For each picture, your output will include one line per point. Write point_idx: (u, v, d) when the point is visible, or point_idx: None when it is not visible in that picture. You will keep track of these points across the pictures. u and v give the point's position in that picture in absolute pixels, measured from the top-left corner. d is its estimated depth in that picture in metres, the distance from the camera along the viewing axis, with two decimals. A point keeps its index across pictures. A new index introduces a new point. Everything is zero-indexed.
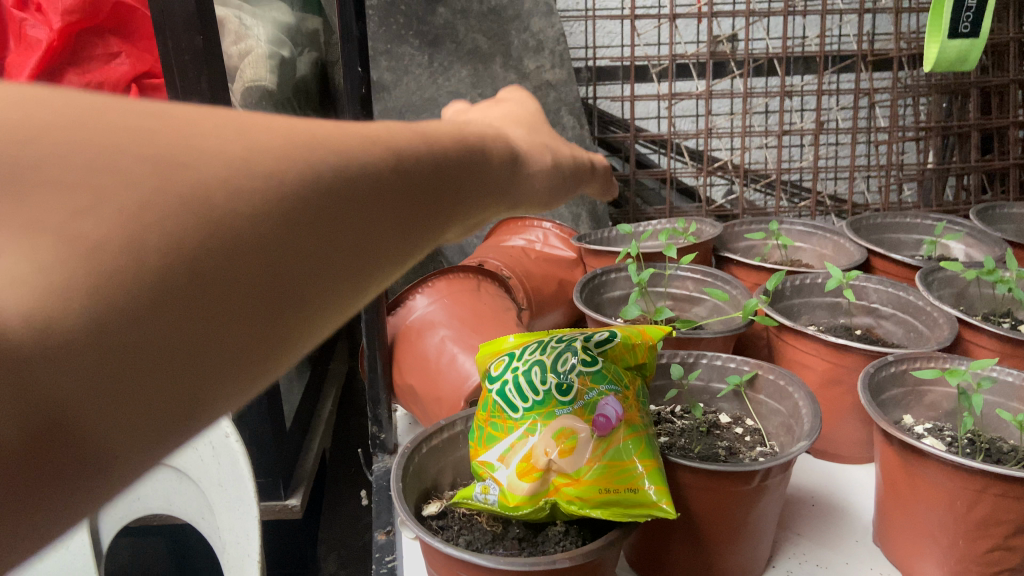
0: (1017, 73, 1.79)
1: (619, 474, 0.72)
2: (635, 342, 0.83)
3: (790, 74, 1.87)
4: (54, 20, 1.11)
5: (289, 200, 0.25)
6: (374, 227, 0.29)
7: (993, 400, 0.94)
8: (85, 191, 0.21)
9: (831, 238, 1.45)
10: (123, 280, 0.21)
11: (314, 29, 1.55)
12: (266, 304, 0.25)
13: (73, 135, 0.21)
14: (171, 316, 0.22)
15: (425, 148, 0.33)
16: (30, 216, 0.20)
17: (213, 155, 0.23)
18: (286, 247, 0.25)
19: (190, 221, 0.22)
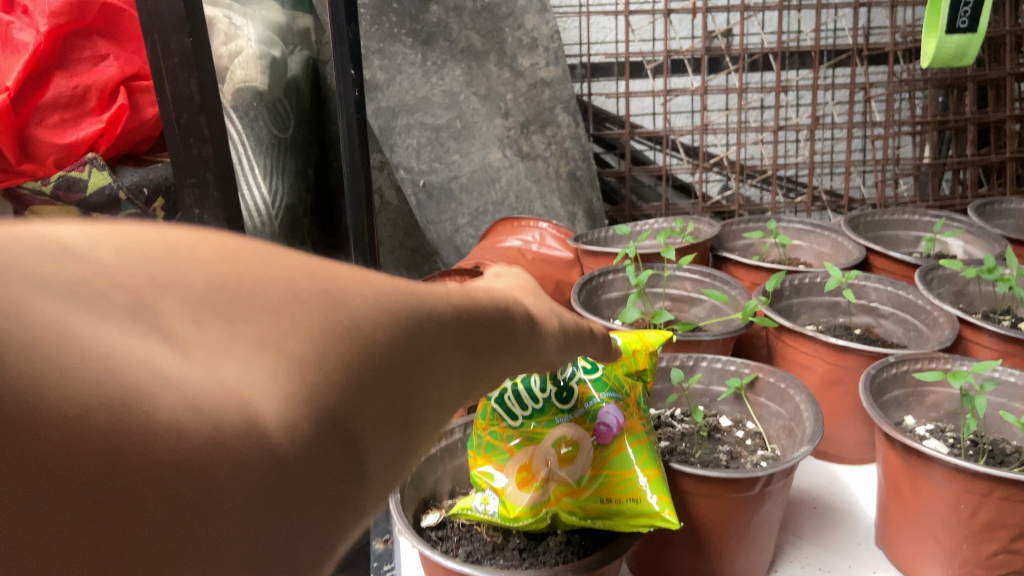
0: (1013, 67, 1.78)
1: (621, 484, 0.73)
2: (636, 347, 0.82)
3: (785, 69, 1.86)
4: (40, 23, 1.07)
5: (395, 325, 0.25)
6: (452, 359, 0.29)
7: (996, 401, 0.93)
8: (289, 313, 0.22)
9: (829, 236, 1.44)
10: (315, 392, 0.21)
11: (306, 28, 1.48)
12: (381, 418, 0.24)
13: (266, 267, 0.22)
14: (351, 412, 0.22)
15: (483, 300, 0.33)
16: (256, 335, 0.21)
17: (363, 286, 0.25)
18: (413, 362, 0.26)
19: (352, 337, 0.23)
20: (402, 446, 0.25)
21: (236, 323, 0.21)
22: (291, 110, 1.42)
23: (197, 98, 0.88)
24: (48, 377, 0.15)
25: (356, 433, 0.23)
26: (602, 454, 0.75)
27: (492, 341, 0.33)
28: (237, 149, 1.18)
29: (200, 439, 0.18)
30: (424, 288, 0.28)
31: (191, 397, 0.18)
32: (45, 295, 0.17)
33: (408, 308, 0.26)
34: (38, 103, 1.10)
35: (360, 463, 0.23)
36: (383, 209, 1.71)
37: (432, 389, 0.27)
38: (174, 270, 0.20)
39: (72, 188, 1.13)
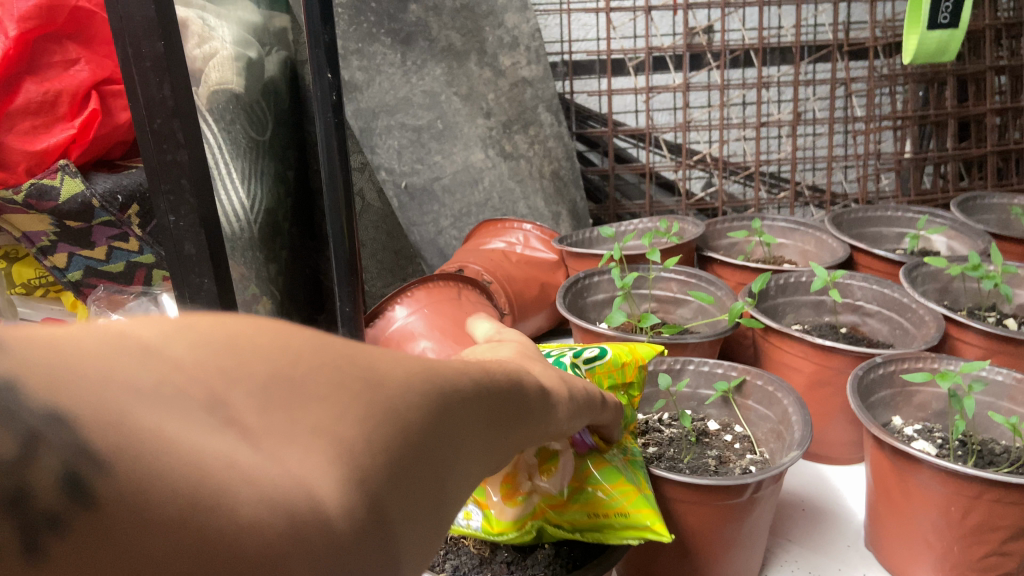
0: (992, 61, 1.79)
1: (604, 499, 0.73)
2: (625, 361, 0.81)
3: (767, 65, 1.83)
4: (9, 27, 1.04)
5: (432, 400, 0.24)
6: (479, 436, 0.28)
7: (984, 400, 0.93)
8: (342, 394, 0.21)
9: (813, 235, 1.44)
10: (366, 475, 0.21)
11: (283, 27, 1.45)
12: (422, 503, 0.23)
13: (313, 352, 0.21)
14: (394, 495, 0.21)
15: (500, 373, 0.33)
16: (314, 424, 0.20)
17: (394, 365, 0.24)
18: (449, 441, 0.25)
19: (391, 417, 0.22)
20: (439, 535, 0.24)
21: (298, 409, 0.20)
22: (268, 112, 1.39)
23: (171, 104, 0.85)
24: (152, 484, 0.16)
25: (401, 524, 0.22)
26: (581, 467, 0.75)
27: (513, 417, 0.32)
28: (213, 154, 1.14)
29: (276, 535, 0.17)
30: (453, 364, 0.28)
31: (270, 491, 0.18)
32: (131, 402, 0.16)
33: (442, 379, 0.25)
34: (9, 109, 1.08)
35: (403, 558, 0.22)
36: (365, 210, 1.70)
37: (461, 470, 0.26)
38: (233, 358, 0.19)
39: (45, 196, 1.09)
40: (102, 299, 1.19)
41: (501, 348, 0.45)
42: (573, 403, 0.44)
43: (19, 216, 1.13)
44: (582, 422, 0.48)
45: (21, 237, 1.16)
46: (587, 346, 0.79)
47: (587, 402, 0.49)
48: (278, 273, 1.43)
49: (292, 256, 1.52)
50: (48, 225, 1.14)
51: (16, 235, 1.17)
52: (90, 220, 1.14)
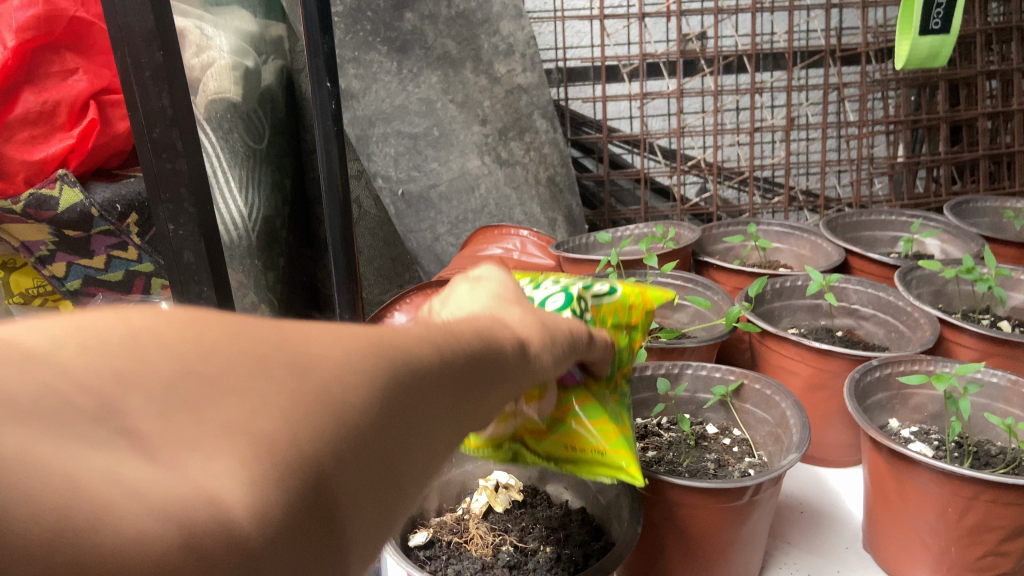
0: (983, 65, 1.80)
1: (581, 437, 0.74)
2: (634, 302, 0.79)
3: (759, 71, 1.87)
4: (6, 38, 1.05)
5: (373, 387, 0.30)
6: (434, 411, 0.33)
7: (980, 402, 0.94)
8: (252, 397, 0.26)
9: (808, 239, 1.45)
10: (301, 463, 0.25)
11: (280, 36, 1.46)
12: (368, 477, 0.28)
13: (220, 359, 0.26)
14: (337, 481, 0.27)
15: (465, 345, 0.38)
16: (221, 424, 0.24)
17: (327, 353, 0.29)
18: (397, 424, 0.30)
19: (328, 414, 0.27)
20: (387, 500, 0.30)
21: (203, 411, 0.24)
22: (265, 120, 1.40)
23: (170, 113, 0.86)
24: (19, 504, 0.19)
25: (344, 496, 0.27)
26: (565, 400, 0.73)
27: (477, 383, 0.37)
28: (212, 163, 1.16)
29: (168, 543, 0.21)
30: (405, 347, 0.33)
31: (158, 502, 0.21)
32: (12, 427, 0.21)
33: (384, 367, 0.31)
34: (8, 119, 1.09)
35: (346, 524, 0.27)
36: (362, 218, 1.70)
37: (416, 441, 0.32)
38: (132, 371, 0.24)
39: (43, 205, 1.10)
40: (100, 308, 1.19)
41: (493, 299, 0.50)
42: (557, 350, 0.49)
43: (18, 226, 1.14)
44: (568, 361, 0.52)
45: (19, 247, 1.17)
46: (598, 282, 0.78)
47: (571, 346, 0.53)
48: (276, 280, 1.44)
49: (290, 264, 1.52)
50: (46, 234, 1.15)
51: (14, 245, 1.17)
52: (88, 230, 1.14)
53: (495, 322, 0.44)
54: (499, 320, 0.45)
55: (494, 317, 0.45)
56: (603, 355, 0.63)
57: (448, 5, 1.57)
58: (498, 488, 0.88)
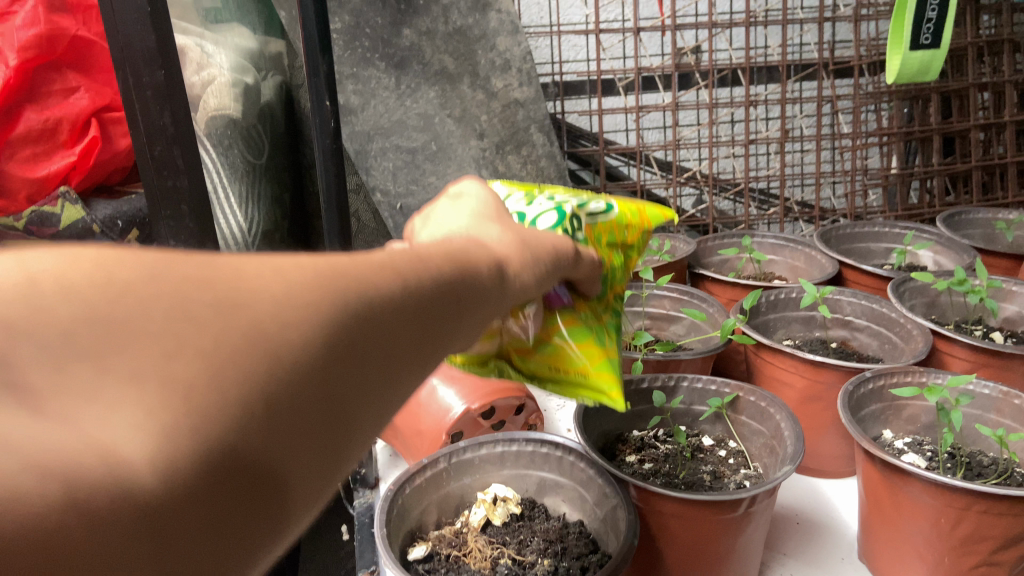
0: (974, 77, 1.82)
1: (565, 360, 0.68)
2: (631, 221, 0.74)
3: (753, 85, 1.85)
4: (9, 57, 1.06)
5: (326, 325, 0.26)
6: (403, 349, 0.30)
7: (972, 413, 0.95)
8: (169, 336, 0.22)
9: (803, 250, 1.46)
10: (224, 419, 0.22)
11: (279, 52, 1.48)
12: (316, 431, 0.26)
13: (139, 287, 0.23)
14: (275, 424, 0.24)
15: (443, 266, 0.35)
16: (129, 369, 0.21)
17: (275, 283, 0.26)
18: (351, 362, 0.27)
19: (261, 360, 0.24)
20: (342, 450, 0.27)
21: (112, 351, 0.21)
22: (265, 135, 1.41)
23: (171, 130, 0.87)
24: None
25: (285, 457, 0.24)
26: (551, 319, 0.67)
27: (455, 318, 0.34)
28: (213, 178, 1.17)
29: (45, 506, 0.19)
30: (368, 272, 0.29)
31: (32, 458, 0.19)
32: None
33: (342, 300, 0.27)
34: (9, 137, 1.09)
35: (287, 485, 0.25)
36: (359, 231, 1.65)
37: (379, 382, 0.29)
38: (30, 310, 0.21)
39: (46, 222, 1.12)
40: None
41: (481, 216, 0.47)
42: (544, 270, 0.47)
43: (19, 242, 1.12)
44: (557, 280, 0.50)
45: None
46: (597, 200, 0.72)
47: (561, 268, 0.50)
48: None
49: None
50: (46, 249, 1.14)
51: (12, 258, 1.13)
52: None
53: (478, 242, 0.41)
54: (484, 239, 0.42)
55: (479, 236, 0.42)
56: (590, 272, 0.61)
57: (445, 21, 1.56)
58: (497, 500, 0.89)
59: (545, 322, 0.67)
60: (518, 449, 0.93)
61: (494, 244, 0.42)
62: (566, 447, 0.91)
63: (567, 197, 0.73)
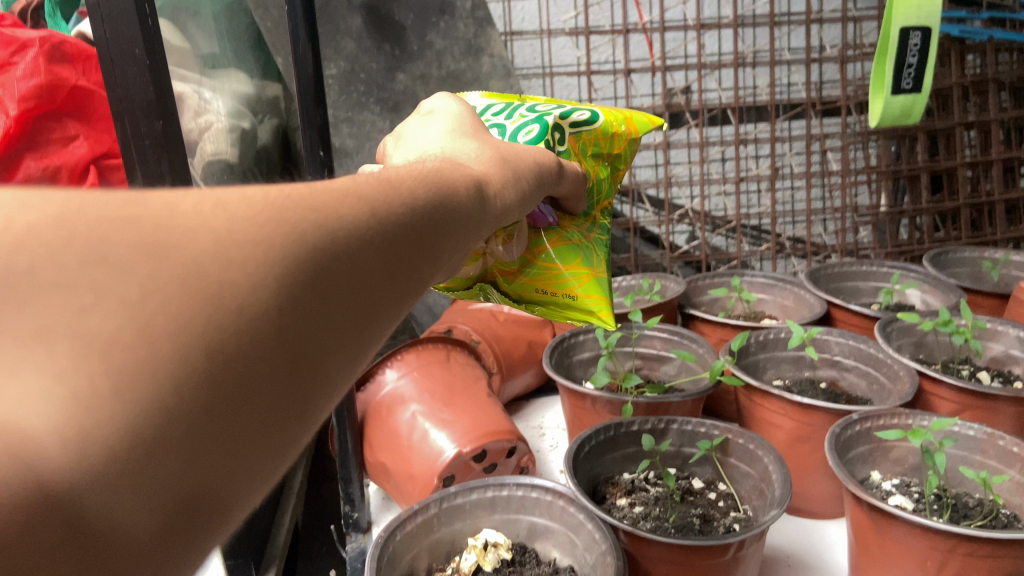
0: (961, 116, 1.84)
1: (553, 281, 0.75)
2: (615, 132, 0.80)
3: (744, 123, 1.87)
4: (9, 107, 1.09)
5: (277, 261, 0.28)
6: (360, 285, 0.32)
7: (958, 454, 0.97)
8: (89, 290, 0.24)
9: (791, 290, 1.49)
10: (161, 371, 0.24)
11: (276, 96, 1.51)
12: (277, 365, 0.27)
13: (46, 244, 0.24)
14: (225, 420, 0.25)
15: (397, 206, 0.36)
16: (35, 324, 0.23)
17: (202, 236, 0.27)
18: (296, 320, 0.28)
19: (207, 299, 0.25)
20: (312, 380, 0.29)
21: (19, 316, 0.23)
22: (262, 178, 1.44)
23: (169, 178, 0.89)
24: None
25: (248, 393, 0.26)
26: (537, 242, 0.75)
27: (404, 256, 0.35)
28: None
29: None
30: (315, 208, 0.31)
31: None
32: None
33: (292, 241, 0.29)
34: (10, 184, 1.11)
35: (258, 419, 0.27)
36: None
37: (341, 316, 0.31)
38: None
39: None
40: None
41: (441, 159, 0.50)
42: (502, 205, 0.51)
43: None
44: (520, 215, 0.56)
45: None
46: (580, 109, 0.77)
47: (524, 204, 0.56)
48: None
49: None
50: None
51: None
52: None
53: (437, 177, 0.44)
54: (441, 173, 0.45)
55: (436, 171, 0.45)
56: (574, 185, 0.71)
57: (439, 66, 1.56)
58: (487, 546, 0.88)
59: (530, 244, 0.75)
60: (509, 493, 0.94)
61: (447, 175, 0.45)
62: (556, 491, 0.93)
63: (549, 107, 0.78)
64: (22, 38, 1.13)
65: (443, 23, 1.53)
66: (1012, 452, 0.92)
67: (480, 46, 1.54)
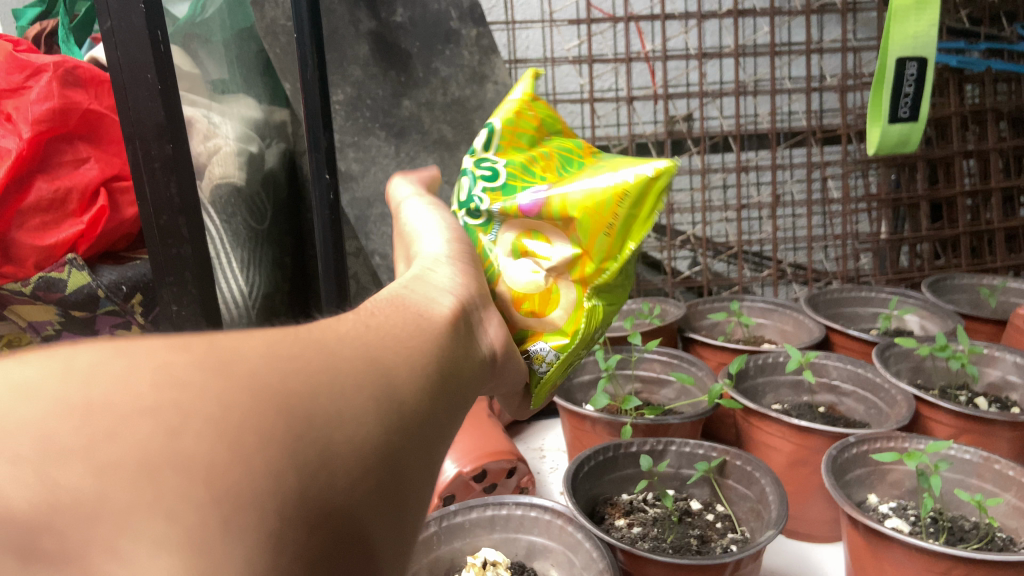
0: (960, 145, 1.85)
1: (600, 204, 0.61)
2: (517, 113, 0.69)
3: (745, 150, 1.88)
4: (23, 130, 1.10)
5: (321, 373, 0.32)
6: (399, 380, 0.36)
7: (953, 477, 0.98)
8: (175, 413, 0.26)
9: (790, 315, 1.50)
10: (261, 476, 0.27)
11: (283, 121, 1.53)
12: (357, 457, 0.31)
13: (121, 368, 0.27)
14: (328, 494, 0.29)
15: (393, 319, 0.41)
16: (128, 435, 0.25)
17: (247, 360, 0.30)
18: (357, 416, 0.32)
19: (278, 411, 0.29)
20: (390, 468, 0.32)
21: (116, 447, 0.25)
22: (268, 201, 1.46)
23: (178, 202, 0.90)
24: None
25: (341, 484, 0.30)
26: (551, 214, 0.62)
27: (419, 352, 0.39)
28: (216, 245, 1.19)
29: None
30: (324, 333, 0.36)
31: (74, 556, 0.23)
32: None
33: (323, 355, 0.33)
34: (20, 207, 1.12)
35: (357, 508, 0.30)
36: (359, 293, 1.70)
37: (395, 406, 0.34)
38: (39, 391, 0.25)
39: (52, 288, 1.14)
40: None
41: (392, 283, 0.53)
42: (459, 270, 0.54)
43: (25, 306, 1.16)
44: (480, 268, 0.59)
45: (26, 326, 1.18)
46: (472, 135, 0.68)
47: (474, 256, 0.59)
48: None
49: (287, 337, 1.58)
50: (52, 314, 1.17)
51: (21, 324, 1.19)
52: (94, 311, 1.17)
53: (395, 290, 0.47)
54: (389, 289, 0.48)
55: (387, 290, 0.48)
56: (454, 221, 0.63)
57: (444, 93, 1.58)
58: (487, 564, 0.89)
59: (556, 227, 0.63)
60: (508, 512, 0.96)
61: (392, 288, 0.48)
62: (554, 510, 0.94)
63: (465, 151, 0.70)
64: (37, 63, 1.16)
65: (448, 51, 1.55)
66: (1008, 476, 0.94)
67: (484, 73, 1.57)
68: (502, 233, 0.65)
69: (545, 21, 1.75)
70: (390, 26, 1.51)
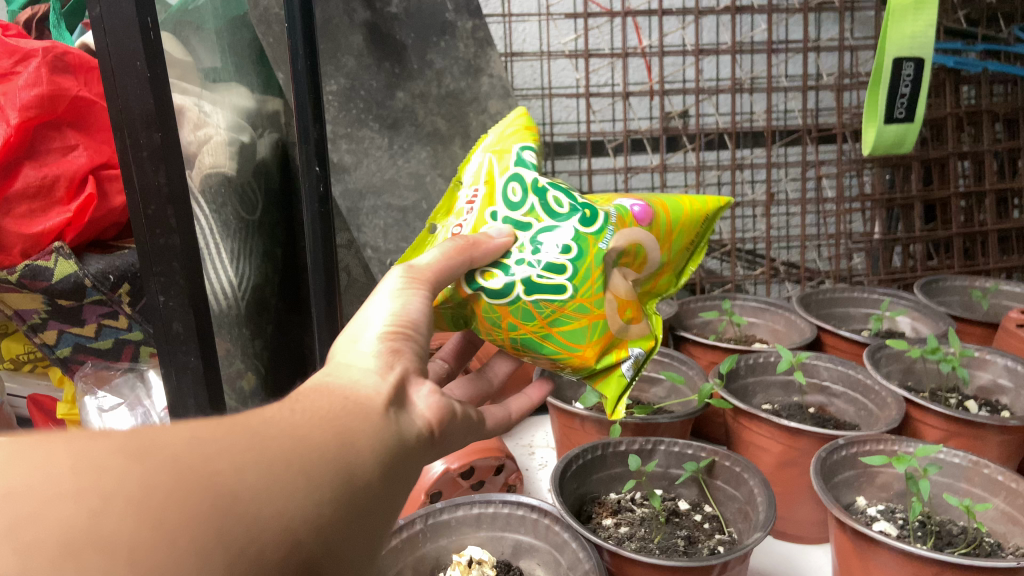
0: (955, 145, 1.84)
1: (688, 226, 0.82)
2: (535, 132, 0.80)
3: (740, 147, 1.87)
4: (11, 116, 1.08)
5: (251, 454, 0.37)
6: (328, 454, 0.41)
7: (943, 481, 0.98)
8: (96, 496, 0.30)
9: (782, 314, 1.50)
10: (187, 549, 0.31)
11: (276, 112, 1.52)
12: (281, 530, 0.36)
13: (43, 458, 0.31)
14: (256, 567, 0.34)
15: (321, 404, 0.44)
16: (50, 519, 0.29)
17: (167, 446, 0.35)
18: (285, 492, 0.37)
19: (208, 491, 0.34)
20: (313, 539, 0.37)
21: (39, 530, 0.28)
22: (258, 194, 1.45)
23: (167, 190, 0.89)
24: None
25: (267, 555, 0.35)
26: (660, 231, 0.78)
27: (346, 432, 0.43)
28: (205, 235, 1.17)
29: None
30: (256, 418, 0.40)
31: None
32: None
33: (251, 437, 0.38)
34: (6, 194, 1.11)
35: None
36: (351, 285, 1.67)
37: (321, 482, 0.39)
38: None
39: (37, 276, 1.12)
40: (88, 376, 1.26)
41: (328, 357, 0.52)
42: (395, 352, 0.53)
43: (11, 295, 1.16)
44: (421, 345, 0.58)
45: (13, 314, 1.18)
46: (523, 152, 0.75)
47: (416, 335, 0.57)
48: (263, 347, 1.49)
49: (277, 329, 1.57)
50: (39, 303, 1.16)
51: (8, 311, 1.19)
52: (81, 299, 1.16)
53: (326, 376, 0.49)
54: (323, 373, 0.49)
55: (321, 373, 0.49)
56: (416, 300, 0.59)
57: (438, 85, 1.56)
58: (472, 563, 0.89)
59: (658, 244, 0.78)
60: (495, 510, 0.95)
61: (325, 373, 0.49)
62: (541, 510, 0.93)
63: (515, 184, 0.73)
64: (26, 48, 1.14)
65: (444, 42, 1.54)
66: (997, 481, 0.93)
67: (480, 66, 1.56)
68: (615, 244, 0.72)
69: (541, 14, 1.75)
70: (386, 16, 1.50)
